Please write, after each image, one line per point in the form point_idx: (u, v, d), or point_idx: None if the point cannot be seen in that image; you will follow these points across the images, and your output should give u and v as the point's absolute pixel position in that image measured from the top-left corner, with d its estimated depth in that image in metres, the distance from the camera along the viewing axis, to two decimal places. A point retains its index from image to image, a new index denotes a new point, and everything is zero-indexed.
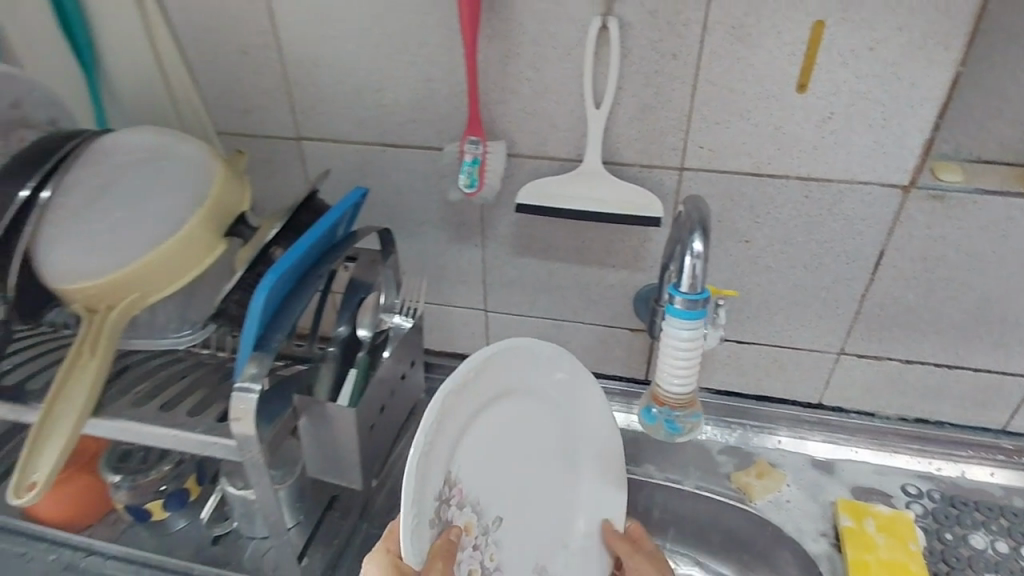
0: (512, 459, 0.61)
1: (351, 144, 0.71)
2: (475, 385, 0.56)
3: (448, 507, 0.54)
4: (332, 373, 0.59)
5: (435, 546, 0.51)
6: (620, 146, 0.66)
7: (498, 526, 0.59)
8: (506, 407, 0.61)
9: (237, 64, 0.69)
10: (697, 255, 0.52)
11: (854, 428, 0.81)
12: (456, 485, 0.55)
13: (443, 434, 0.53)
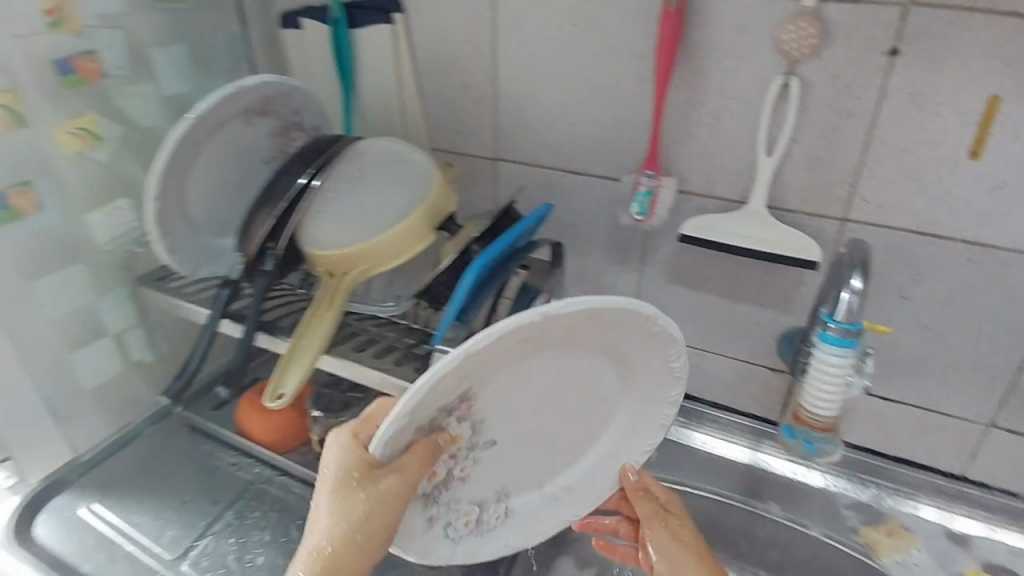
0: (541, 383, 0.61)
1: (540, 168, 0.83)
2: (543, 330, 0.52)
3: (448, 413, 0.57)
4: None
5: (403, 445, 0.55)
6: (785, 193, 0.72)
7: (486, 447, 0.62)
8: (553, 345, 0.58)
9: (458, 94, 0.84)
10: (854, 292, 0.59)
11: (1001, 509, 0.78)
12: (467, 400, 0.57)
13: (481, 361, 0.52)
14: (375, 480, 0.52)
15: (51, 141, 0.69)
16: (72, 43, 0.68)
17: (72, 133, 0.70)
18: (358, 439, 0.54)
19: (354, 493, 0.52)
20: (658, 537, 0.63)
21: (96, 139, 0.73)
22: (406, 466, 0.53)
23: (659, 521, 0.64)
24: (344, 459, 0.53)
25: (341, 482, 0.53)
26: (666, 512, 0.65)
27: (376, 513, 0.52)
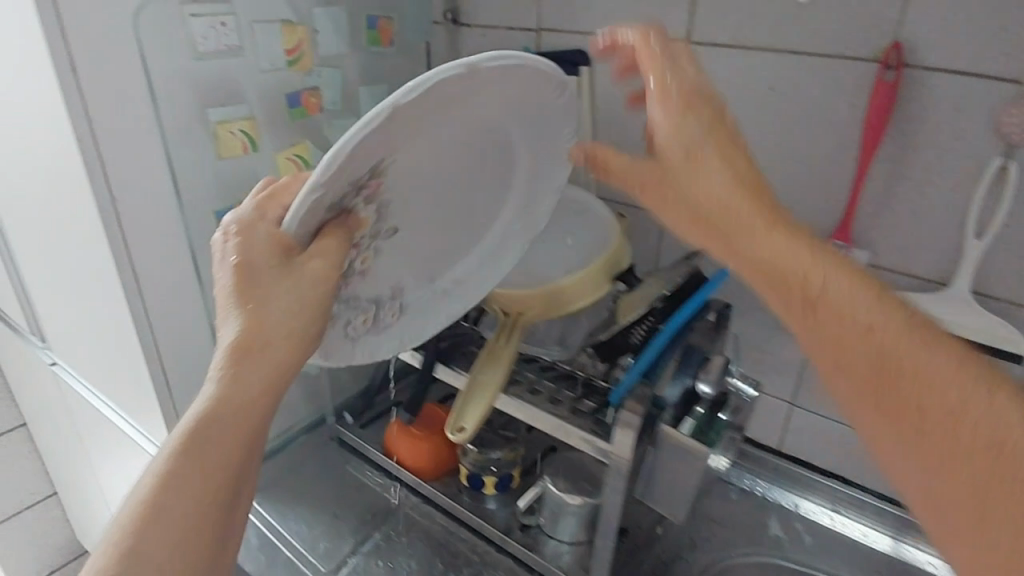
0: (445, 158, 0.57)
1: None
2: (433, 92, 0.44)
3: (361, 194, 0.51)
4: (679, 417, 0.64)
5: (314, 228, 0.49)
6: (993, 279, 0.68)
7: (388, 235, 0.59)
8: (451, 108, 0.50)
9: (638, 146, 0.85)
10: None
11: None
12: (376, 178, 0.51)
13: (388, 131, 0.45)
14: (248, 285, 0.48)
15: (271, 164, 0.75)
16: (303, 79, 0.75)
17: (290, 158, 0.76)
18: (263, 216, 0.49)
19: (247, 281, 0.48)
20: (750, 237, 0.42)
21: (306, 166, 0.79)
22: (258, 218, 0.49)
23: (830, 260, 0.39)
24: (251, 257, 0.48)
25: (234, 291, 0.48)
26: (713, 123, 0.45)
27: (251, 303, 0.48)
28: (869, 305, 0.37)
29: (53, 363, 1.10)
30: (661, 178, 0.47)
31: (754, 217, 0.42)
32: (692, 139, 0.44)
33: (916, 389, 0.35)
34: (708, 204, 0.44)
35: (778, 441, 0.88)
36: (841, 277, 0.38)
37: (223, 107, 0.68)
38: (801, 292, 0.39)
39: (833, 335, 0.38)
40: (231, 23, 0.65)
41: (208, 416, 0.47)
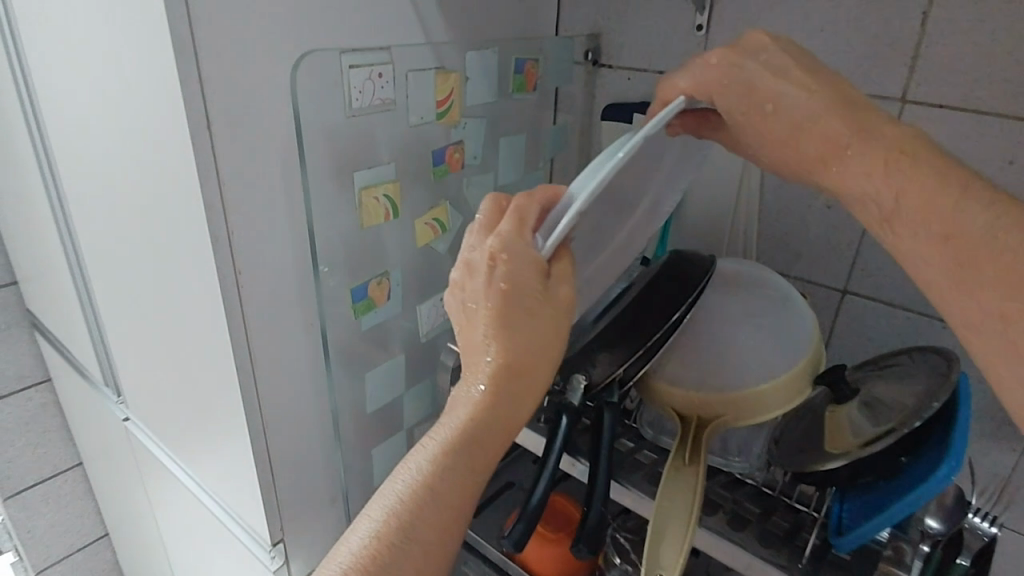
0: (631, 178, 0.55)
1: (907, 312, 0.71)
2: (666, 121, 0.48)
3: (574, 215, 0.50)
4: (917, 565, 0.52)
5: (561, 242, 0.47)
6: None
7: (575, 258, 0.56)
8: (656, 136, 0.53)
9: (814, 215, 0.74)
10: None
11: None
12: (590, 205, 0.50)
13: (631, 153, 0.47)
14: (506, 310, 0.44)
15: (409, 231, 0.66)
16: (448, 133, 0.66)
17: (427, 225, 0.67)
18: (525, 222, 0.46)
19: (502, 296, 0.44)
20: (893, 143, 0.42)
21: (443, 230, 0.69)
22: (516, 228, 0.45)
23: (918, 167, 0.41)
24: (511, 280, 0.44)
25: (490, 316, 0.44)
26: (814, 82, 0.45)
27: (507, 323, 0.44)
28: (940, 202, 0.40)
29: (126, 418, 1.01)
30: (756, 120, 0.48)
31: (852, 136, 0.43)
32: (761, 104, 0.47)
33: (997, 279, 0.38)
34: (804, 154, 0.46)
35: None
36: (927, 185, 0.40)
37: (369, 169, 0.59)
38: (887, 207, 0.42)
39: (909, 248, 0.42)
40: (388, 74, 0.57)
41: (456, 441, 0.44)
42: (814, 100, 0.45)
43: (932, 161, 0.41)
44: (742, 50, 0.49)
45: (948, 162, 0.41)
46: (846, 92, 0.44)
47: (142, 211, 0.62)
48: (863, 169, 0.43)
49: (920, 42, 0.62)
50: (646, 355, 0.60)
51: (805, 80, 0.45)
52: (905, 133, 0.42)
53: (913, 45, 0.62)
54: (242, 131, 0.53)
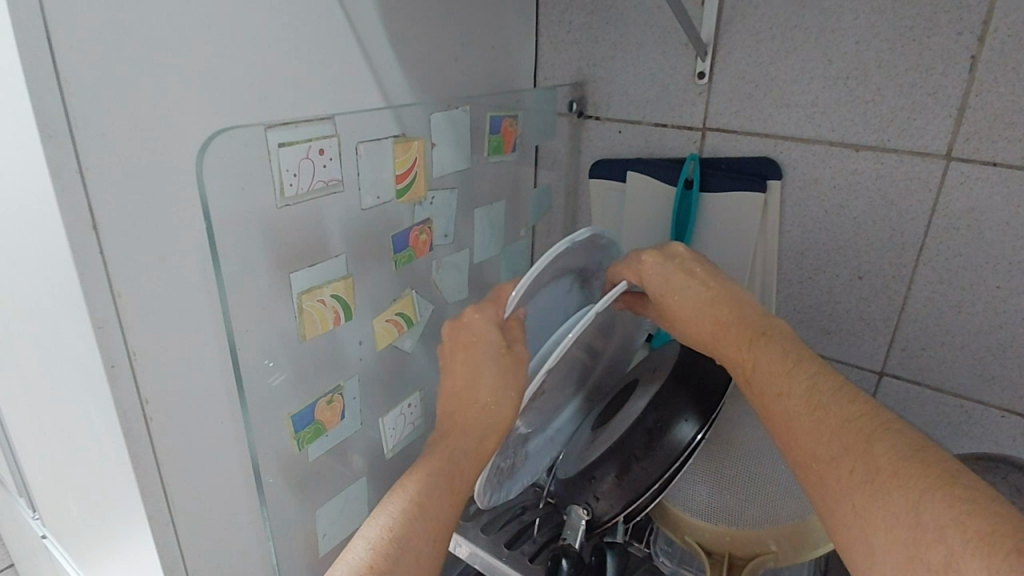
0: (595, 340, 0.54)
1: (955, 397, 0.61)
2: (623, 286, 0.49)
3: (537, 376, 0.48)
4: None
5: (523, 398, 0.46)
6: None
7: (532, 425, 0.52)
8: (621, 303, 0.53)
9: (843, 286, 0.63)
10: None
11: None
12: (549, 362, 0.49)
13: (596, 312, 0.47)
14: (474, 366, 0.47)
15: (368, 332, 0.53)
16: (413, 212, 0.54)
17: (389, 322, 0.55)
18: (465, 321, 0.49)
19: (471, 358, 0.47)
20: (752, 331, 0.43)
21: (409, 325, 0.57)
22: (494, 297, 0.49)
23: (770, 345, 0.41)
24: (480, 341, 0.47)
25: (460, 383, 0.47)
26: (714, 274, 0.47)
27: (476, 386, 0.46)
28: (777, 369, 0.39)
29: (44, 535, 0.86)
30: (663, 283, 0.48)
31: (727, 318, 0.44)
32: (665, 280, 0.48)
33: (802, 422, 0.36)
34: (687, 318, 0.46)
35: None
36: (772, 358, 0.40)
37: (312, 268, 0.47)
38: (742, 372, 0.42)
39: (760, 408, 0.40)
40: (331, 149, 0.46)
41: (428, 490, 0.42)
42: (707, 285, 0.47)
43: (784, 341, 0.41)
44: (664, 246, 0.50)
45: (804, 352, 0.41)
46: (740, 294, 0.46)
47: (24, 328, 0.49)
48: (727, 338, 0.43)
49: (970, 89, 0.53)
50: (676, 471, 0.46)
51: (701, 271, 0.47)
52: (768, 323, 0.43)
53: (958, 94, 0.54)
54: (143, 231, 0.41)
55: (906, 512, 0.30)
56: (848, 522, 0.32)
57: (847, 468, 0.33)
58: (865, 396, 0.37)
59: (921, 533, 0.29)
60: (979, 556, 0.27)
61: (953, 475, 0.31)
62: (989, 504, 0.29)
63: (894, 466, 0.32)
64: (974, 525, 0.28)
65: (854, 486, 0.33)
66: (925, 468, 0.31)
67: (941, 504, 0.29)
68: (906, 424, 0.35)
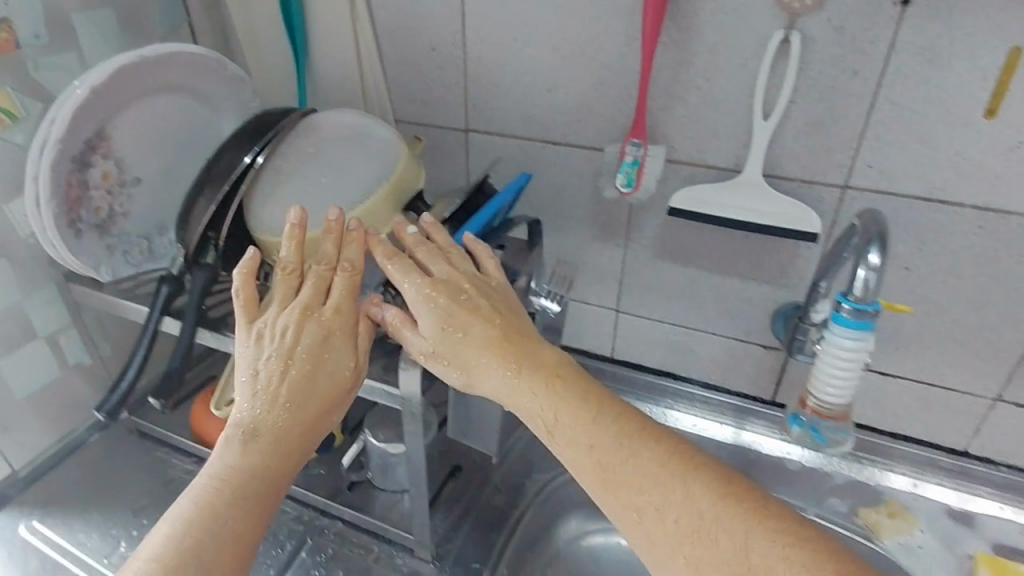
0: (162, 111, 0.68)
1: (514, 138, 0.78)
2: (139, 66, 0.62)
3: (91, 154, 0.63)
4: None
5: (346, 373, 0.57)
6: (782, 161, 0.67)
7: (137, 185, 0.68)
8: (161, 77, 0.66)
9: (425, 58, 0.77)
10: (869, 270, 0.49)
11: (1004, 485, 0.75)
12: (106, 139, 0.64)
13: (101, 95, 0.61)
14: (331, 353, 0.56)
15: None
16: None
17: None
18: (330, 323, 0.57)
19: (314, 330, 0.56)
20: (541, 378, 0.53)
21: (11, 119, 0.64)
22: (352, 263, 0.59)
23: (566, 389, 0.52)
24: (333, 330, 0.57)
25: (293, 358, 0.55)
26: (502, 316, 0.56)
27: (319, 372, 0.56)
28: (581, 415, 0.50)
29: None
30: (444, 321, 0.55)
31: (527, 367, 0.53)
32: (471, 325, 0.55)
33: (616, 461, 0.48)
34: (489, 363, 0.54)
35: (612, 351, 0.90)
36: (581, 410, 0.51)
37: None
38: (546, 420, 0.51)
39: (574, 461, 0.50)
40: None
41: (263, 487, 0.52)
42: (494, 323, 0.56)
43: (579, 386, 0.53)
44: (445, 277, 0.57)
45: (592, 389, 0.53)
46: (527, 340, 0.56)
47: None
48: (496, 372, 0.54)
49: None
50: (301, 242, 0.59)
51: (491, 314, 0.56)
52: (563, 365, 0.54)
53: None
54: None
55: (678, 504, 0.45)
56: (651, 536, 0.45)
57: (654, 500, 0.45)
58: (645, 420, 0.50)
59: (721, 540, 0.42)
60: (773, 548, 0.41)
61: (746, 490, 0.45)
62: (763, 507, 0.44)
63: (688, 486, 0.45)
64: (747, 509, 0.43)
65: (665, 511, 0.45)
66: (724, 489, 0.45)
67: (733, 513, 0.43)
68: (686, 445, 0.49)
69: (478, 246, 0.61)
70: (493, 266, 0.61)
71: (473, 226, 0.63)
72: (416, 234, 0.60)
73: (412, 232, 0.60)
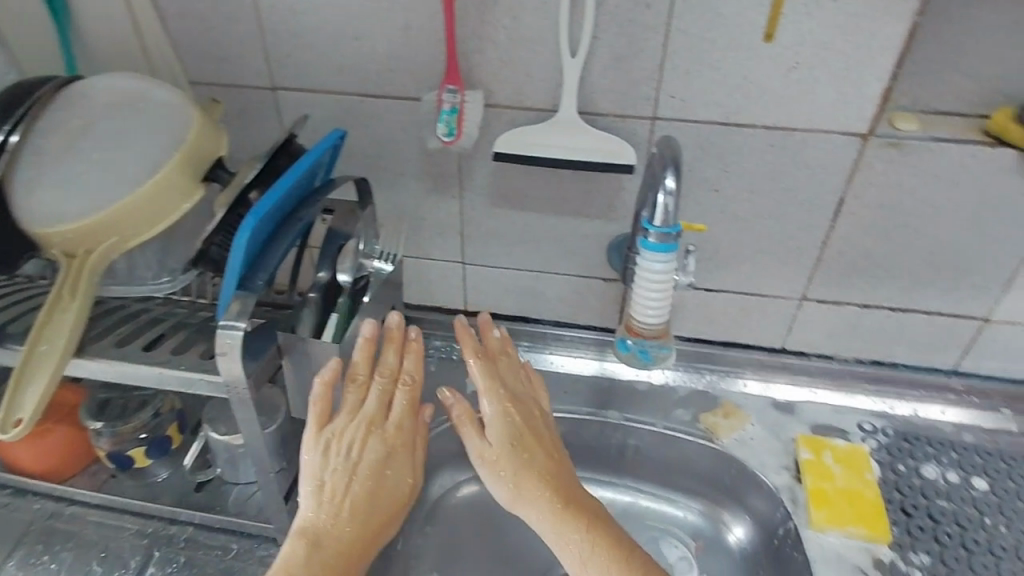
0: None
1: (328, 94, 0.74)
2: None
3: None
4: (314, 316, 0.63)
5: (406, 487, 0.61)
6: (595, 97, 0.69)
7: None
8: None
9: (213, 11, 0.70)
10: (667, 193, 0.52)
11: (816, 371, 0.87)
12: None
13: None
14: (393, 471, 0.61)
15: None
16: None
17: None
18: (388, 437, 0.61)
19: (381, 444, 0.61)
20: (583, 511, 0.62)
21: None
22: (411, 376, 0.64)
23: (603, 528, 0.61)
24: (404, 439, 0.62)
25: (360, 471, 0.59)
26: (555, 456, 0.66)
27: (383, 484, 0.60)
28: (609, 543, 0.60)
29: None
30: (512, 437, 0.65)
31: (569, 502, 0.62)
32: (534, 459, 0.65)
33: None
34: (548, 491, 0.63)
35: (464, 304, 0.91)
36: (610, 543, 0.60)
37: None
38: (583, 544, 0.60)
39: None
40: None
41: None
42: (551, 455, 0.66)
43: (609, 528, 0.61)
44: (518, 399, 0.68)
45: (615, 531, 0.61)
46: (570, 482, 0.65)
47: None
48: (541, 495, 0.63)
49: None
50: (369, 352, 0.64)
51: (550, 455, 0.66)
52: (598, 510, 0.63)
53: None
54: None
55: None
56: None
57: None
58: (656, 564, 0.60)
59: None
60: None
61: None
62: None
63: None
64: None
65: None
66: None
67: None
68: None
69: (539, 385, 0.72)
70: (544, 390, 0.72)
71: (276, 194, 0.55)
72: (501, 342, 0.72)
73: (495, 337, 0.72)
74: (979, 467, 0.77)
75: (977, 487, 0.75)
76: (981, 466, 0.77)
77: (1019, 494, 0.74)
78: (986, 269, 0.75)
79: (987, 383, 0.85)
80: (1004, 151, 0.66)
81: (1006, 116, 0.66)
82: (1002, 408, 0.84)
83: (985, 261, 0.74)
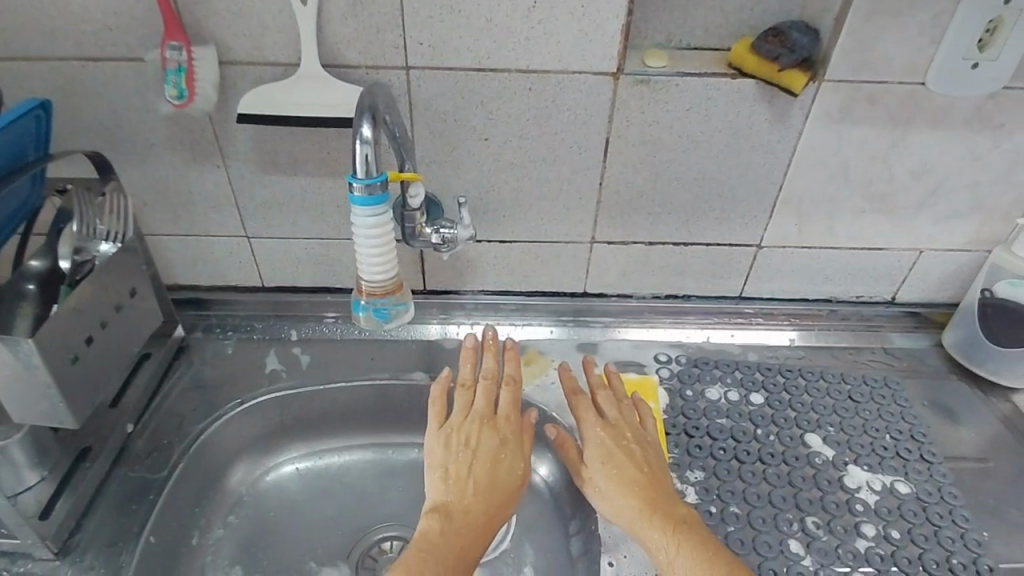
0: None
1: (45, 61, 0.66)
2: None
3: None
4: (31, 312, 0.58)
5: (517, 475, 0.69)
6: (340, 48, 0.65)
7: None
8: None
9: None
10: (367, 142, 0.49)
11: (617, 311, 0.90)
12: None
13: None
14: (493, 462, 0.68)
15: None
16: None
17: None
18: (501, 425, 0.71)
19: (494, 435, 0.70)
20: (665, 501, 0.64)
21: None
22: (511, 378, 0.75)
23: (681, 525, 0.62)
24: (518, 431, 0.72)
25: (478, 454, 0.68)
26: (651, 463, 0.68)
27: (491, 466, 0.68)
28: (676, 533, 0.61)
29: None
30: (605, 456, 0.68)
31: (645, 494, 0.65)
32: (615, 456, 0.68)
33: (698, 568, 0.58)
34: (626, 483, 0.66)
35: (261, 281, 0.86)
36: (689, 536, 0.61)
37: None
38: (658, 534, 0.62)
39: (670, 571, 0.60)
40: None
41: (429, 549, 0.60)
42: (642, 468, 0.67)
43: (687, 523, 0.62)
44: (615, 422, 0.71)
45: (700, 527, 0.62)
46: (656, 479, 0.66)
47: None
48: (626, 495, 0.65)
49: None
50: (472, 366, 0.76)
51: (642, 457, 0.68)
52: (680, 508, 0.64)
53: None
54: None
55: None
56: None
57: None
58: (728, 555, 0.60)
59: None
60: None
61: None
62: None
63: None
64: None
65: None
66: None
67: None
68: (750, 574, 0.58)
69: (641, 405, 0.75)
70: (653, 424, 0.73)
71: None
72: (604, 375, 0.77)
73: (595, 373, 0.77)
74: (758, 384, 0.82)
75: (754, 402, 0.80)
76: (760, 382, 0.83)
77: (791, 404, 0.80)
78: (751, 197, 0.79)
79: (770, 304, 0.91)
80: (745, 81, 0.69)
81: (742, 48, 0.68)
82: (784, 326, 0.91)
83: (748, 189, 0.78)
